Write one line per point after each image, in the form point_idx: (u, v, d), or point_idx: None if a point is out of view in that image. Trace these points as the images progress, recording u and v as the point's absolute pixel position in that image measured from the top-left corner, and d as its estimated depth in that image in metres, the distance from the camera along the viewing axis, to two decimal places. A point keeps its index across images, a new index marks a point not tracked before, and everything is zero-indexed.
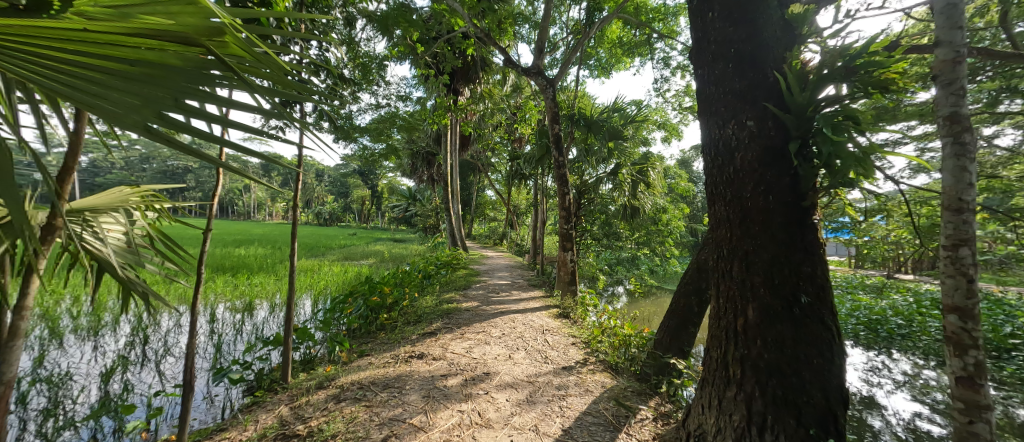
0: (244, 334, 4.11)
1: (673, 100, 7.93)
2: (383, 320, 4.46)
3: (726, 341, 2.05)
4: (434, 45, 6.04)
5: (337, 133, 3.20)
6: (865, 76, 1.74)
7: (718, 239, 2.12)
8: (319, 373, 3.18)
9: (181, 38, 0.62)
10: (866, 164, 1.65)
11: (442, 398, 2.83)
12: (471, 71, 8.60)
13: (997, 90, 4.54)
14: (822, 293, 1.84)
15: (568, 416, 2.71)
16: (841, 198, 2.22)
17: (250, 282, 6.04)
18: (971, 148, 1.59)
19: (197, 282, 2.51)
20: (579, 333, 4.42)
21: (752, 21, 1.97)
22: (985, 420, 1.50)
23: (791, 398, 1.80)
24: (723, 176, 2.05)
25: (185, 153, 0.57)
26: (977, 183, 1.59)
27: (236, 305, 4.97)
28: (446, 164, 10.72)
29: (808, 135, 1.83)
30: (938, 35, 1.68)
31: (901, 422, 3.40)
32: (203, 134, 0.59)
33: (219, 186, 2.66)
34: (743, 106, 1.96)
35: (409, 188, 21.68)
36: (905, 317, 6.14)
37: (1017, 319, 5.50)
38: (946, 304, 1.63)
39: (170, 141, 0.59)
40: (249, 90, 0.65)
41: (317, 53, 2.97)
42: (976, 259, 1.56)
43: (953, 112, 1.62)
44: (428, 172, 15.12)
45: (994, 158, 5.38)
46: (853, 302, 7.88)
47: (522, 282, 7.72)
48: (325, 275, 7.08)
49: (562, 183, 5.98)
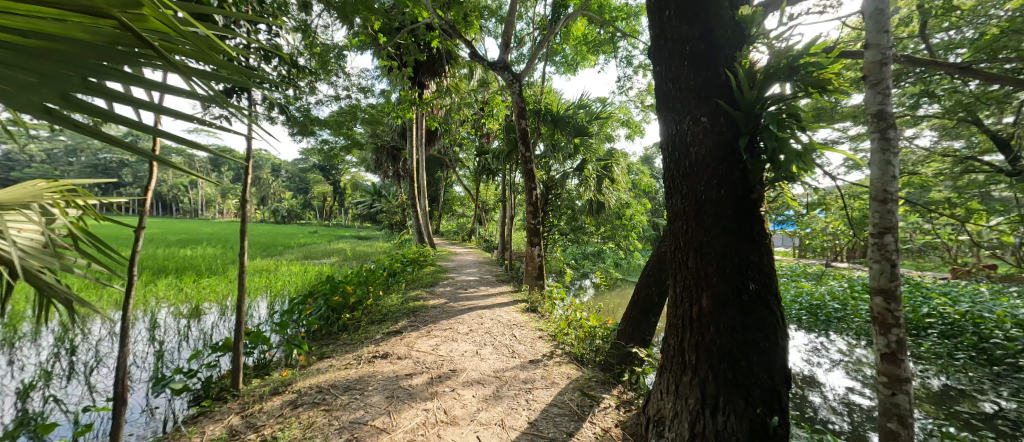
0: (190, 341, 3.80)
1: (636, 98, 8.15)
2: (346, 320, 4.28)
3: (683, 329, 2.15)
4: (397, 36, 5.81)
5: (294, 125, 3.01)
6: (806, 76, 1.86)
7: (675, 231, 2.20)
8: (274, 378, 3.00)
9: (90, 9, 0.41)
10: (807, 159, 1.76)
11: (406, 398, 2.77)
12: (437, 64, 8.41)
13: (917, 95, 5.11)
14: (768, 280, 1.95)
15: (534, 408, 2.74)
16: (785, 192, 2.37)
17: (198, 284, 5.62)
18: (895, 144, 1.74)
19: (129, 284, 2.28)
20: (546, 326, 4.48)
21: (705, 21, 2.06)
22: (904, 391, 1.67)
23: (740, 380, 1.91)
24: (679, 171, 2.14)
25: (118, 148, 0.42)
26: (900, 176, 1.73)
27: (182, 310, 4.59)
28: (412, 159, 10.46)
29: (756, 132, 1.93)
30: (868, 39, 1.81)
31: (837, 396, 3.72)
32: (140, 126, 0.44)
33: (154, 181, 2.42)
34: (698, 103, 2.03)
35: (374, 183, 20.97)
36: (840, 301, 6.72)
37: (932, 301, 6.16)
38: (873, 286, 1.78)
39: (95, 134, 0.42)
40: (186, 75, 0.50)
41: (267, 37, 2.76)
42: (897, 246, 1.72)
43: (879, 110, 1.77)
44: (393, 167, 14.73)
45: (914, 156, 5.99)
46: (797, 288, 8.54)
47: (490, 278, 7.72)
48: (282, 275, 6.72)
49: (529, 178, 5.99)
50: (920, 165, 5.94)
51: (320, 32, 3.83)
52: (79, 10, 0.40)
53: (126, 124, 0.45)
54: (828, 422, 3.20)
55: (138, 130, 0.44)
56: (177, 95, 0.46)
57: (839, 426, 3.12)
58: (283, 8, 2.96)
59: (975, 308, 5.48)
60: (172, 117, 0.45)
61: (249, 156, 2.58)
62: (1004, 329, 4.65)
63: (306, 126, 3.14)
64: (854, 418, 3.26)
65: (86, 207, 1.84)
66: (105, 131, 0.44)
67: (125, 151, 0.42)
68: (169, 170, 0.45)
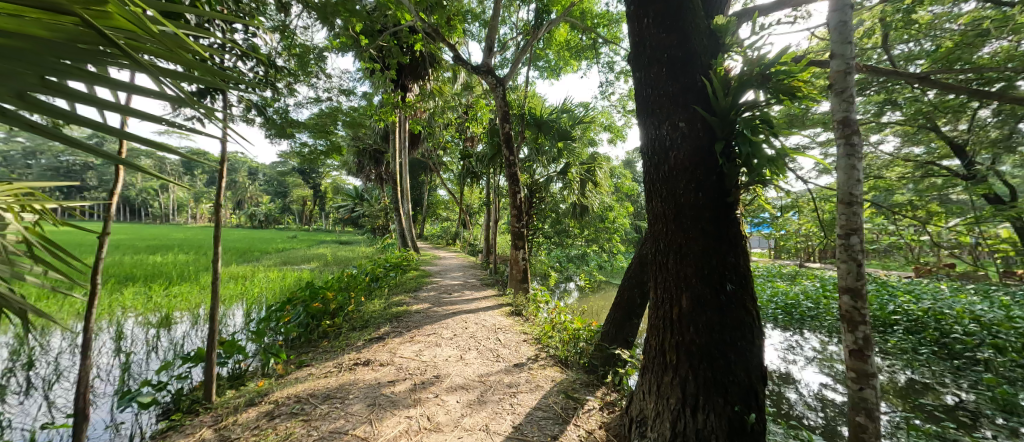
0: (160, 352, 3.62)
1: (618, 103, 8.30)
2: (326, 327, 4.17)
3: (664, 329, 2.19)
4: (380, 38, 5.73)
5: (271, 128, 2.93)
6: (777, 84, 1.93)
7: (655, 233, 2.24)
8: (249, 389, 2.89)
9: (48, 4, 0.39)
10: (778, 163, 1.83)
11: (389, 406, 2.73)
12: (420, 67, 8.34)
13: (881, 103, 5.38)
14: (744, 280, 2.01)
15: (518, 412, 2.74)
16: (760, 195, 2.45)
17: (169, 293, 5.39)
18: (859, 149, 1.83)
19: (92, 292, 2.16)
20: (531, 329, 4.49)
21: (682, 29, 2.11)
22: (871, 386, 1.74)
23: (719, 379, 1.95)
24: (659, 175, 2.18)
25: (78, 151, 0.40)
26: (863, 179, 1.82)
27: (150, 319, 4.39)
28: (395, 162, 10.31)
29: (732, 137, 1.99)
30: (833, 50, 1.90)
31: (811, 392, 3.85)
32: (108, 128, 0.42)
33: (120, 184, 2.30)
34: (676, 109, 2.09)
35: (356, 187, 20.62)
36: (813, 300, 6.99)
37: (897, 299, 6.47)
38: (841, 285, 1.86)
39: (52, 136, 0.40)
40: (152, 74, 0.48)
41: (243, 37, 2.69)
42: (862, 246, 1.80)
43: (844, 116, 1.85)
44: (376, 170, 14.51)
45: (879, 161, 6.28)
46: (773, 288, 8.82)
47: (475, 282, 7.68)
48: (259, 282, 6.50)
49: (514, 182, 6.01)
50: (885, 169, 6.25)
51: (299, 33, 3.73)
52: (40, 6, 0.39)
53: (93, 128, 0.43)
54: (803, 418, 3.31)
55: (104, 130, 0.42)
56: (146, 95, 0.44)
57: (813, 421, 3.23)
58: (260, 8, 2.90)
59: (937, 305, 5.77)
60: (141, 119, 0.43)
61: (224, 159, 2.50)
62: (963, 324, 4.91)
63: (284, 129, 3.06)
64: (827, 413, 3.38)
65: (43, 212, 1.71)
66: (63, 135, 0.42)
67: (91, 155, 0.40)
68: (139, 174, 0.44)
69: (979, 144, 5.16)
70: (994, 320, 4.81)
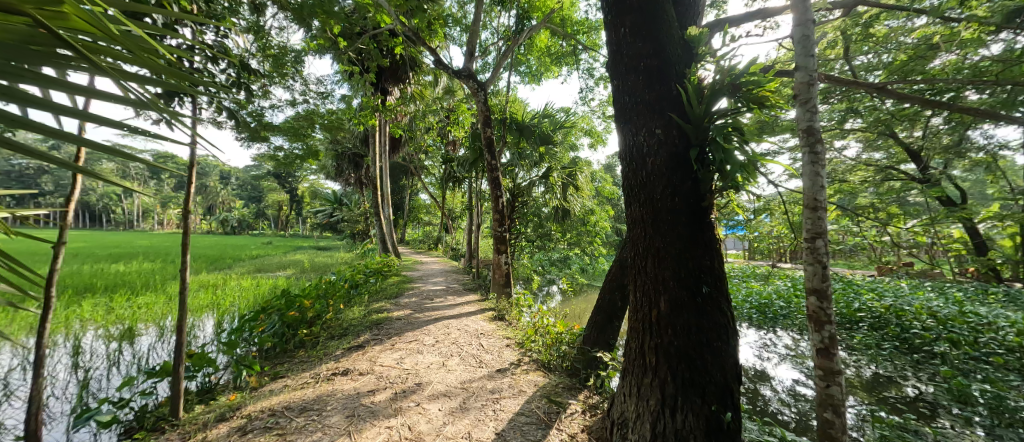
0: (122, 367, 3.42)
1: (597, 109, 8.44)
2: (303, 336, 4.04)
3: (643, 332, 2.22)
4: (359, 41, 5.63)
5: (245, 131, 2.83)
6: (748, 93, 2.02)
7: (634, 238, 2.28)
8: (220, 403, 2.76)
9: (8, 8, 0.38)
10: (749, 169, 1.90)
11: (368, 416, 2.67)
12: (401, 70, 8.25)
13: (843, 111, 5.68)
14: (718, 282, 2.07)
15: (501, 418, 2.72)
16: (732, 199, 2.53)
17: (133, 303, 5.11)
18: (822, 157, 1.91)
19: (47, 305, 2.03)
20: (513, 334, 4.48)
21: (657, 39, 2.18)
22: (836, 383, 1.82)
23: (696, 379, 2.00)
24: (637, 180, 2.22)
25: (30, 156, 0.39)
26: (827, 185, 1.90)
27: (112, 332, 4.14)
28: (375, 166, 10.11)
29: (705, 144, 2.06)
30: (797, 61, 1.99)
31: (785, 388, 3.99)
32: (65, 133, 0.41)
33: (78, 190, 2.17)
34: (653, 116, 2.14)
35: (334, 191, 20.16)
36: (785, 299, 7.25)
37: (862, 297, 6.79)
38: (808, 287, 1.94)
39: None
40: (112, 77, 0.46)
41: (215, 38, 2.61)
42: (827, 249, 1.88)
43: (808, 125, 1.94)
44: (355, 174, 14.25)
45: (843, 165, 6.60)
46: (747, 289, 9.11)
47: (458, 287, 7.61)
48: (232, 290, 6.25)
49: (496, 186, 6.00)
50: (849, 174, 6.57)
51: (275, 34, 3.63)
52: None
53: (45, 134, 0.41)
54: (777, 414, 3.41)
55: (61, 137, 0.41)
56: (106, 100, 0.43)
57: (787, 417, 3.34)
58: (233, 7, 2.80)
59: (898, 302, 6.09)
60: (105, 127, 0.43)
61: (192, 164, 2.39)
62: (921, 319, 5.19)
63: (259, 133, 2.94)
64: (800, 408, 3.50)
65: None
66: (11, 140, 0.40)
67: (48, 164, 0.39)
68: (96, 181, 0.43)
69: (933, 150, 5.51)
70: (949, 315, 5.11)
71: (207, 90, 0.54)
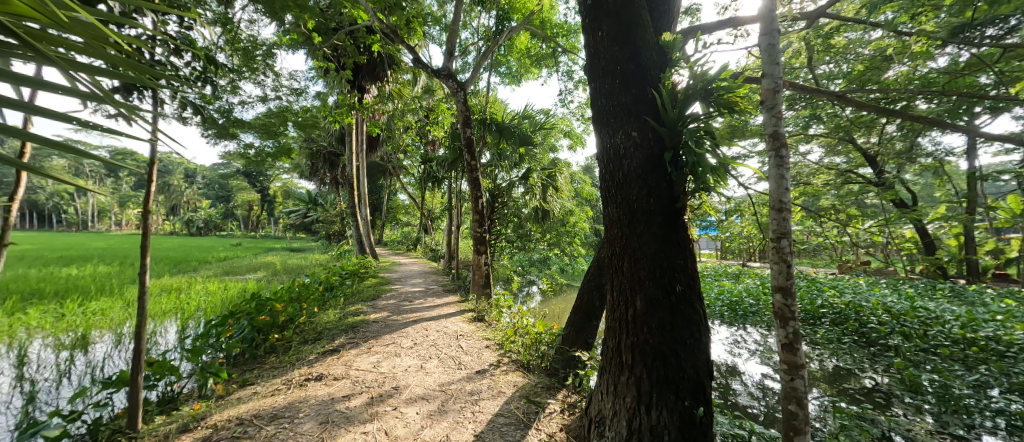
0: (73, 379, 3.19)
1: (576, 111, 8.53)
2: (274, 341, 3.90)
3: (620, 331, 2.26)
4: (334, 37, 5.47)
5: (213, 128, 2.70)
6: (719, 98, 2.09)
7: (612, 238, 2.32)
8: (183, 413, 2.62)
9: None
10: (720, 171, 1.97)
11: (343, 422, 2.59)
12: (378, 68, 8.09)
13: (807, 118, 5.97)
14: (692, 281, 2.13)
15: (480, 420, 2.71)
16: (705, 201, 2.61)
17: (86, 309, 4.78)
18: (787, 160, 2.01)
19: None
20: (492, 335, 4.47)
21: (634, 43, 2.22)
22: (800, 376, 1.90)
23: (670, 376, 2.05)
24: (614, 181, 2.26)
25: None
26: (791, 188, 1.99)
27: (62, 341, 3.87)
28: (352, 165, 9.89)
29: (679, 147, 2.13)
30: (764, 69, 2.07)
31: (755, 383, 4.15)
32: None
33: (23, 189, 2.00)
34: (629, 119, 2.18)
35: (309, 191, 19.56)
36: (754, 297, 7.56)
37: (825, 294, 7.14)
38: (774, 285, 2.02)
39: None
40: (60, 66, 0.45)
41: (178, 30, 2.48)
42: (791, 249, 1.97)
43: (774, 130, 2.02)
44: (331, 173, 13.87)
45: (807, 169, 6.92)
46: (719, 287, 9.45)
47: (437, 288, 7.53)
48: (198, 294, 5.96)
49: (475, 187, 5.96)
50: (812, 177, 6.92)
51: (245, 27, 3.49)
52: None
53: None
54: (747, 407, 3.55)
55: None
56: (42, 89, 0.41)
57: (755, 410, 3.48)
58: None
59: (857, 298, 6.44)
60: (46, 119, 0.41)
61: (153, 162, 2.26)
62: (877, 314, 5.51)
63: (228, 130, 2.79)
64: (768, 402, 3.65)
65: None
66: None
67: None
68: (40, 174, 0.42)
69: (888, 155, 5.87)
70: (902, 310, 5.45)
71: (168, 82, 0.53)
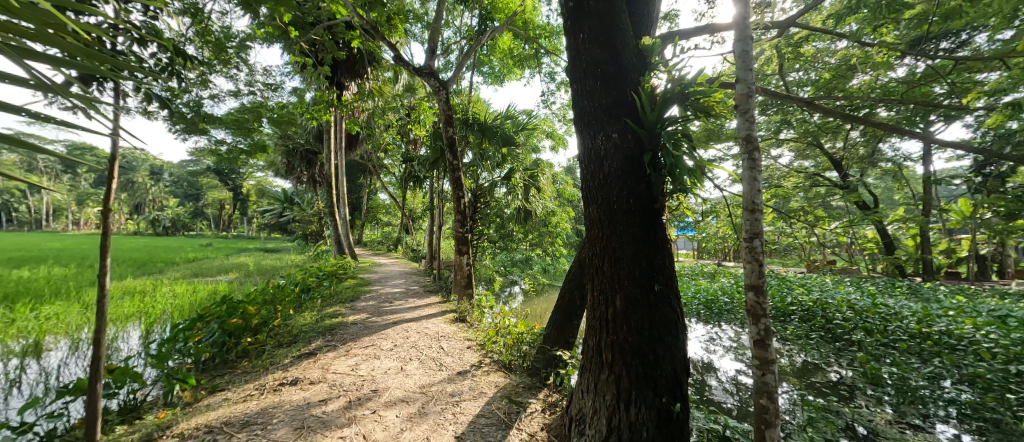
0: (24, 388, 2.98)
1: (559, 112, 8.59)
2: (247, 345, 3.75)
3: (601, 329, 2.28)
4: (312, 31, 5.32)
5: (181, 122, 2.58)
6: (695, 102, 2.15)
7: (592, 238, 2.34)
8: (147, 422, 2.49)
9: None
10: (697, 173, 2.03)
11: (319, 427, 2.53)
12: (358, 65, 7.93)
13: (778, 123, 6.20)
14: (669, 281, 2.18)
15: (461, 421, 2.69)
16: (682, 201, 2.68)
17: (40, 314, 4.48)
18: (759, 163, 2.08)
19: None
20: (474, 336, 4.45)
21: (614, 46, 2.26)
22: (770, 371, 1.98)
23: (648, 373, 2.09)
24: (595, 181, 2.29)
25: None
26: (763, 190, 2.07)
27: (11, 348, 3.61)
28: (330, 163, 9.64)
29: (658, 149, 2.17)
30: (738, 74, 2.13)
31: (729, 378, 4.28)
32: None
33: None
34: (609, 121, 2.21)
35: (285, 190, 18.98)
36: (729, 295, 7.80)
37: (795, 292, 7.44)
38: (747, 283, 2.09)
39: None
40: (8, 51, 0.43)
41: (144, 19, 2.36)
42: (763, 248, 2.04)
43: (748, 134, 2.09)
44: (308, 172, 13.49)
45: (778, 172, 7.20)
46: (696, 286, 9.70)
47: (418, 289, 7.44)
48: (164, 297, 5.69)
49: (457, 186, 5.91)
50: (783, 180, 7.19)
51: (217, 18, 3.34)
52: None
53: None
54: (721, 403, 3.66)
55: None
56: None
57: (729, 405, 3.60)
58: None
59: (824, 296, 6.74)
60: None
61: (114, 157, 2.14)
62: (842, 311, 5.78)
63: (198, 126, 2.66)
64: (741, 396, 3.78)
65: None
66: None
67: None
68: None
69: (852, 159, 6.18)
70: (864, 307, 5.74)
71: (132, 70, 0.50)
